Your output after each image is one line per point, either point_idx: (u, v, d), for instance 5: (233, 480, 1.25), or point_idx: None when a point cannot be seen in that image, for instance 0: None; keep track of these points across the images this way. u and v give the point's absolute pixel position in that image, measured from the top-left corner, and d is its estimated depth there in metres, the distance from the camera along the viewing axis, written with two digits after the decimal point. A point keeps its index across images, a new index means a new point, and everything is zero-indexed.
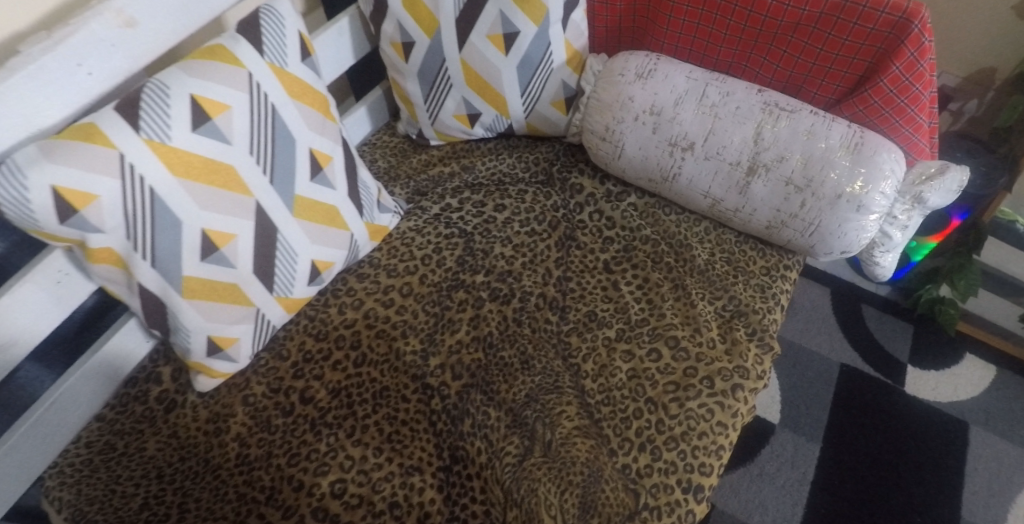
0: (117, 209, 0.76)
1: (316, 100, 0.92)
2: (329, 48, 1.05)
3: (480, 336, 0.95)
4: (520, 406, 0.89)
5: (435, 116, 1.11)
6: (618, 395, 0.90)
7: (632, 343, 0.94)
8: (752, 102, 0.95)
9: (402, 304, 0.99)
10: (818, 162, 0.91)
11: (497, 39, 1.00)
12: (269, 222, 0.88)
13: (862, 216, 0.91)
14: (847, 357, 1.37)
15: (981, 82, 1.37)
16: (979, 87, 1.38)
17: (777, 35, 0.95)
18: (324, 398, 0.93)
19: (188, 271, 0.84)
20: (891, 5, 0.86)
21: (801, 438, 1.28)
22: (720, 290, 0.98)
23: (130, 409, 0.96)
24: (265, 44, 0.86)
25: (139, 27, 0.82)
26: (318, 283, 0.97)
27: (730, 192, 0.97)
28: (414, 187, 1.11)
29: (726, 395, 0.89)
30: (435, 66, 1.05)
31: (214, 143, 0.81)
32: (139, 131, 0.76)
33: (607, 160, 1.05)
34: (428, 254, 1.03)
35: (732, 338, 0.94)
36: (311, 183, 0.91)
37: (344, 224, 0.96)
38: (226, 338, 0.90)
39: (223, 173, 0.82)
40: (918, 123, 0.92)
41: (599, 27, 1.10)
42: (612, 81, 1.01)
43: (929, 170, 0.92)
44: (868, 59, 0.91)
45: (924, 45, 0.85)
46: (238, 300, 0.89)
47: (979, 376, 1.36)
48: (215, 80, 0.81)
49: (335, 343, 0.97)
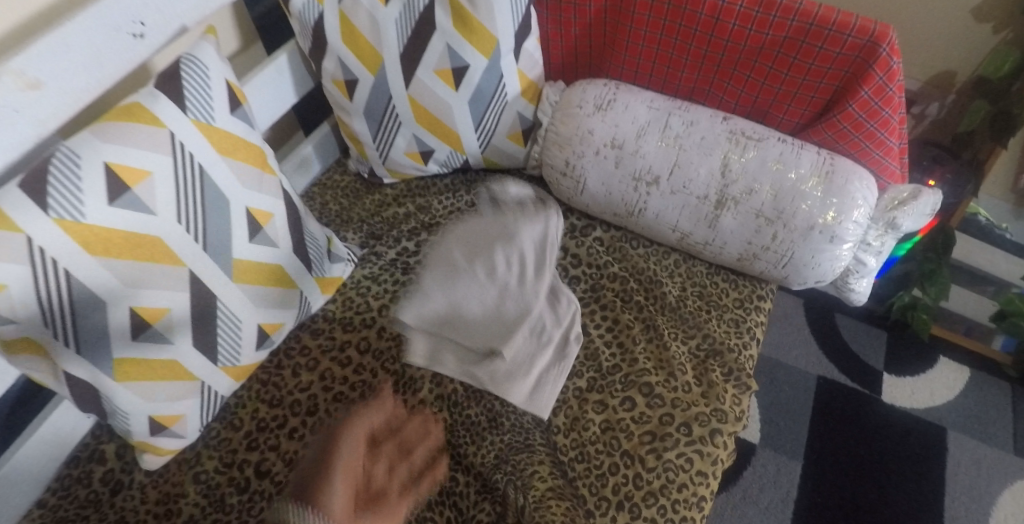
0: (29, 297, 0.70)
1: (251, 152, 0.85)
2: (268, 88, 0.98)
3: (444, 396, 0.90)
4: (490, 469, 0.84)
5: (386, 155, 1.04)
6: (592, 450, 0.86)
7: (605, 393, 0.89)
8: (717, 131, 0.91)
9: (359, 363, 0.93)
10: (789, 193, 0.87)
11: (446, 74, 0.94)
12: (206, 291, 0.82)
13: (835, 247, 0.87)
14: (823, 369, 1.31)
15: (942, 86, 1.35)
16: (939, 91, 1.36)
17: (740, 59, 0.90)
18: (281, 471, 0.87)
19: (120, 353, 0.77)
20: (857, 27, 0.82)
21: (782, 456, 1.21)
22: (693, 328, 0.93)
23: (73, 493, 0.88)
24: (188, 100, 0.78)
25: (45, 88, 0.73)
26: (268, 346, 0.91)
27: (699, 225, 0.93)
28: (368, 231, 1.06)
29: (704, 442, 0.84)
30: (381, 104, 0.98)
31: (135, 214, 0.75)
32: (47, 211, 0.70)
33: (569, 196, 1.01)
34: (385, 304, 0.98)
35: (707, 381, 0.89)
36: (250, 244, 0.85)
37: (291, 282, 0.90)
38: (170, 416, 0.84)
39: (149, 246, 0.76)
40: (888, 147, 0.89)
41: (555, 54, 1.04)
42: (570, 113, 0.96)
43: (902, 195, 0.89)
44: (836, 83, 0.87)
45: (892, 68, 0.82)
46: (180, 375, 0.83)
47: (955, 379, 1.30)
48: (133, 144, 0.74)
49: (290, 409, 0.91)
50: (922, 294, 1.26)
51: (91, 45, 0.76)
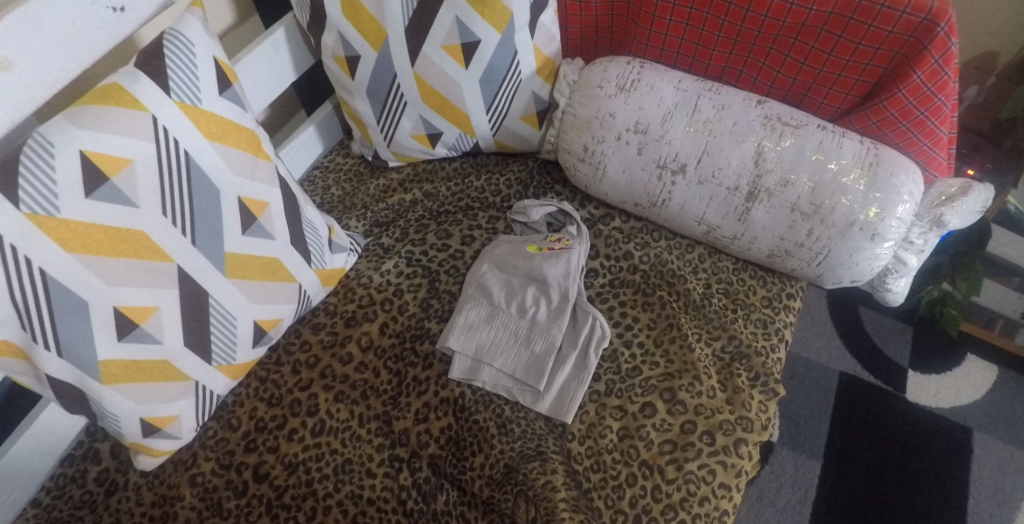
0: (3, 299, 0.65)
1: (242, 137, 0.78)
2: (264, 65, 0.91)
3: (451, 398, 0.85)
4: (499, 479, 0.80)
5: (390, 137, 0.98)
6: (608, 459, 0.81)
7: (624, 398, 0.84)
8: (751, 116, 0.83)
9: (362, 360, 0.88)
10: (828, 186, 0.80)
11: (455, 50, 0.87)
12: (196, 287, 0.76)
13: (876, 245, 0.80)
14: (846, 364, 1.24)
15: (982, 68, 1.26)
16: (979, 72, 1.26)
17: (778, 37, 0.82)
18: (280, 474, 0.82)
19: (105, 355, 0.72)
20: (913, 4, 0.74)
21: (801, 455, 1.16)
22: (718, 329, 0.87)
23: (67, 493, 0.84)
24: (171, 80, 0.72)
25: (16, 68, 0.68)
26: (266, 342, 0.86)
27: (727, 218, 0.86)
28: (372, 218, 0.99)
29: (728, 453, 0.79)
30: (385, 83, 0.91)
31: (116, 207, 0.69)
32: (18, 205, 0.64)
33: (587, 183, 0.94)
34: (389, 297, 0.92)
35: (733, 386, 0.83)
36: (244, 237, 0.79)
37: (289, 276, 0.85)
38: (162, 417, 0.79)
39: (133, 240, 0.71)
40: (938, 137, 0.81)
41: (573, 27, 0.96)
42: (589, 94, 0.89)
43: (951, 189, 0.82)
44: (884, 66, 0.79)
45: (950, 51, 0.74)
46: (172, 376, 0.78)
47: (982, 378, 1.22)
48: (111, 130, 0.68)
49: (290, 409, 0.86)
50: (953, 287, 1.16)
51: (64, 20, 0.70)
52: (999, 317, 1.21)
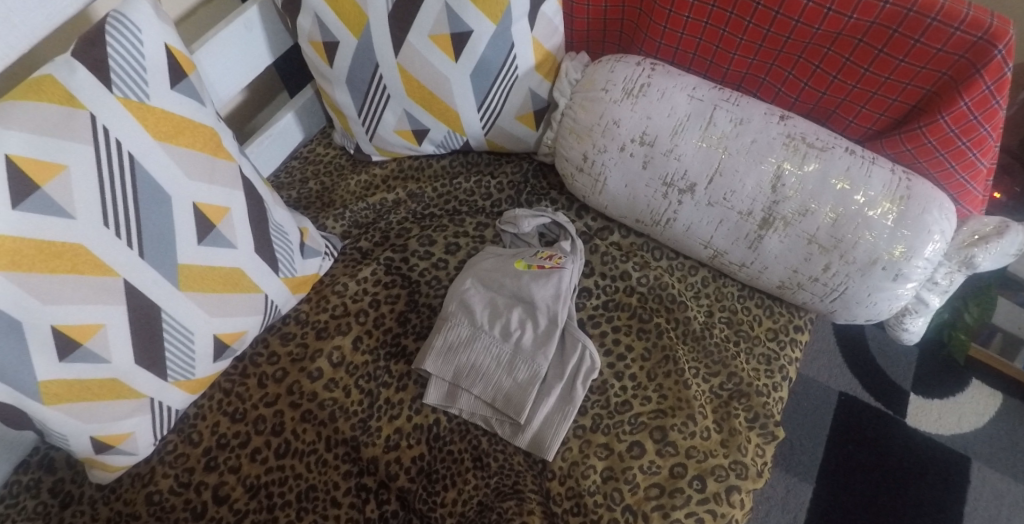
0: None
1: (198, 135, 0.71)
2: (234, 46, 0.83)
3: (425, 426, 0.80)
4: (471, 517, 0.74)
5: (373, 131, 0.90)
6: (589, 502, 0.74)
7: (610, 436, 0.77)
8: (771, 134, 0.74)
9: (332, 377, 0.81)
10: (852, 218, 0.71)
11: (443, 40, 0.78)
12: (147, 302, 0.70)
13: (899, 285, 0.72)
14: (846, 384, 1.17)
15: None
16: None
17: (810, 45, 0.72)
18: (240, 498, 0.75)
19: (45, 376, 0.66)
20: (969, 20, 0.64)
21: (793, 477, 1.09)
22: (718, 365, 0.80)
23: (21, 504, 0.75)
24: (113, 71, 0.65)
25: None
26: (229, 355, 0.79)
27: (737, 245, 0.78)
28: (352, 218, 0.92)
29: (719, 501, 0.72)
30: (366, 73, 0.83)
31: (50, 217, 0.62)
32: None
33: (586, 194, 0.85)
34: (364, 308, 0.85)
35: (728, 427, 0.77)
36: (199, 247, 0.72)
37: (252, 286, 0.78)
38: (115, 434, 0.72)
39: (70, 254, 0.64)
40: (978, 170, 0.72)
41: (578, 18, 0.85)
42: (593, 97, 0.80)
43: (985, 228, 0.73)
44: (927, 87, 0.70)
45: (1004, 78, 0.65)
46: (123, 394, 0.71)
47: (986, 405, 1.15)
48: (44, 131, 0.62)
49: (253, 427, 0.79)
50: (964, 310, 1.05)
51: None
52: (999, 331, 1.10)
